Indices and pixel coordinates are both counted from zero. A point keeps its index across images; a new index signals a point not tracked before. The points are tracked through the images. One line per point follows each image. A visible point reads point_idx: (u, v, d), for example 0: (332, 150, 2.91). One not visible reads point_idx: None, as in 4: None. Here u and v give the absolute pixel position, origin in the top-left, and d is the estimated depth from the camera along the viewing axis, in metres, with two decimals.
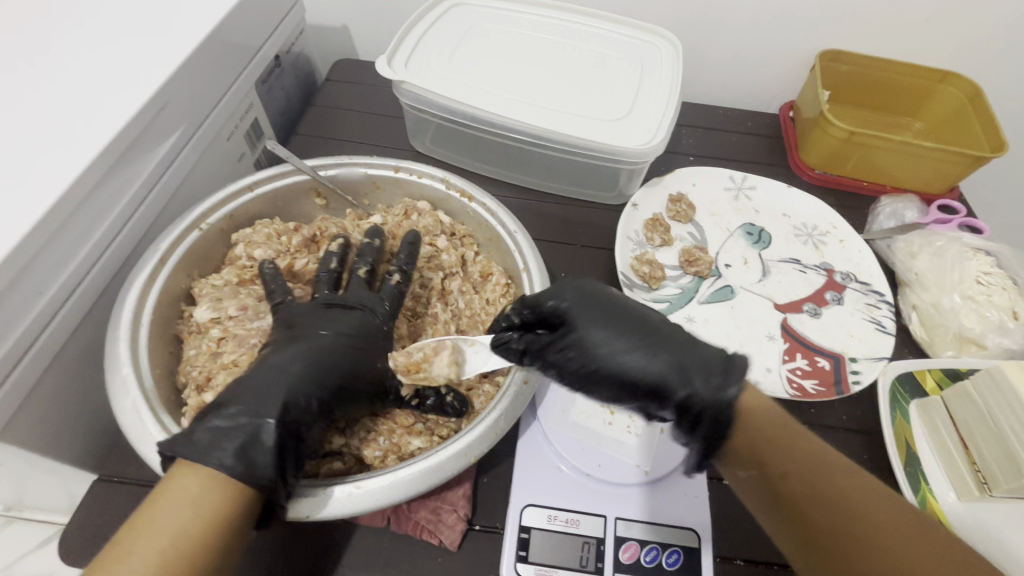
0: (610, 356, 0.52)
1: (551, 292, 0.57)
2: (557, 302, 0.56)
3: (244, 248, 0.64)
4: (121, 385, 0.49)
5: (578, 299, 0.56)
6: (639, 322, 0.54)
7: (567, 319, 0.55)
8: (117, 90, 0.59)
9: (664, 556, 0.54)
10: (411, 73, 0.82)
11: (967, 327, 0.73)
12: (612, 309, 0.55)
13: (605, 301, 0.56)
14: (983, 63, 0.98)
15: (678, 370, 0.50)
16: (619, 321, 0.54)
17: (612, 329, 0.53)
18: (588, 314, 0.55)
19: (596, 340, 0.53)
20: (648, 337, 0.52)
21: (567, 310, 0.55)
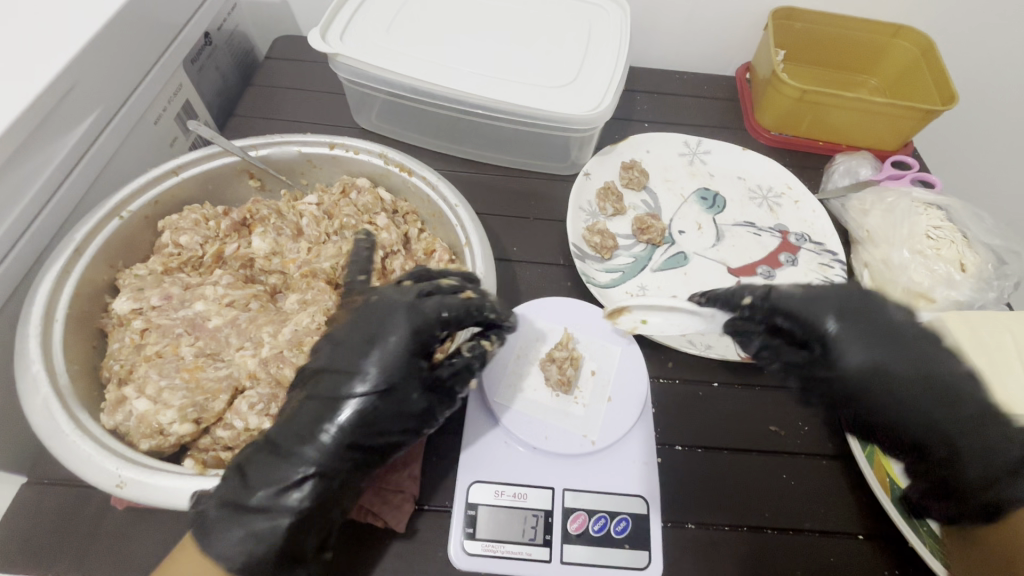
0: (883, 390, 0.48)
1: (806, 297, 0.51)
2: (819, 313, 0.51)
3: (169, 235, 0.61)
4: (31, 383, 0.46)
5: (837, 309, 0.50)
6: (901, 352, 0.49)
7: (847, 339, 0.49)
8: (14, 71, 0.54)
9: (612, 524, 0.54)
10: (347, 45, 0.79)
11: (917, 282, 0.73)
12: (876, 328, 0.50)
13: (876, 321, 0.50)
14: (936, 16, 0.97)
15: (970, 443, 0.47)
16: (896, 354, 0.49)
17: (901, 364, 0.49)
18: (872, 350, 0.49)
19: (868, 372, 0.49)
20: (923, 387, 0.48)
21: (839, 332, 0.50)
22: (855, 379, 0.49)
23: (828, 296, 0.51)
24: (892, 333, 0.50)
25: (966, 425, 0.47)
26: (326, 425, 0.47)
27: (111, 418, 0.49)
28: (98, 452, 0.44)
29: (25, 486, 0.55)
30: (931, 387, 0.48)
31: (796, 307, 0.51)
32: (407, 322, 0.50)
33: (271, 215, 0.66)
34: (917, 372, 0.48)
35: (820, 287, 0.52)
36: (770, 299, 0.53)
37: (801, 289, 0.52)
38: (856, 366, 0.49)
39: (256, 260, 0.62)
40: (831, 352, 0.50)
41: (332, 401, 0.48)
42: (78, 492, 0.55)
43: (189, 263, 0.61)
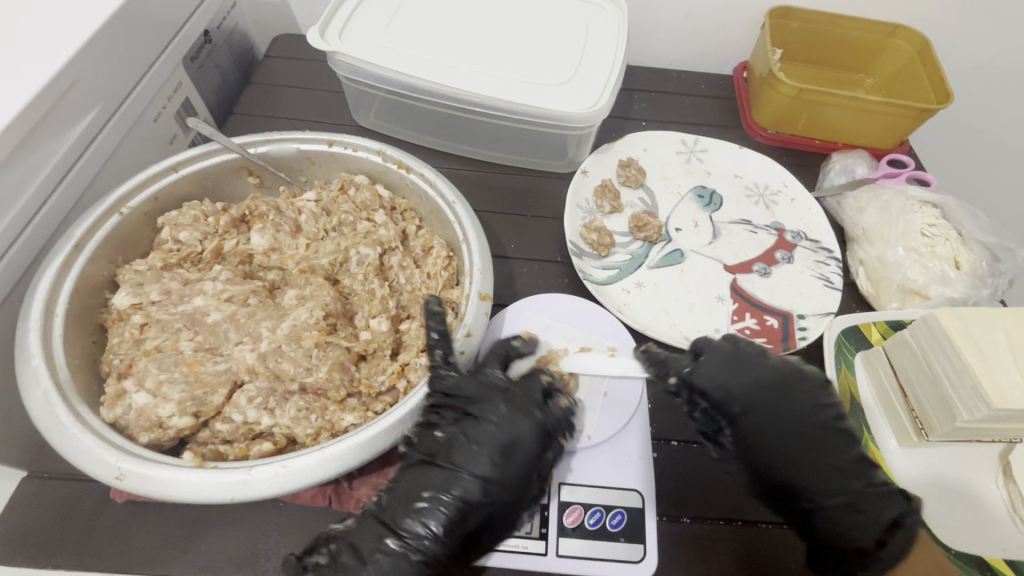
0: (768, 450, 0.55)
1: (717, 366, 0.58)
2: (720, 381, 0.57)
3: (168, 231, 0.61)
4: (32, 376, 0.47)
5: (742, 380, 0.57)
6: (795, 420, 0.55)
7: (746, 406, 0.56)
8: (13, 68, 0.55)
9: (608, 518, 0.54)
10: (346, 43, 0.79)
11: (911, 278, 0.73)
12: (771, 395, 0.56)
13: (777, 393, 0.56)
14: (933, 15, 0.97)
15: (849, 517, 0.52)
16: (789, 423, 0.55)
17: (794, 444, 0.55)
18: (769, 428, 0.55)
19: (759, 436, 0.55)
20: (813, 465, 0.54)
21: (746, 412, 0.56)
22: (748, 444, 0.56)
23: (727, 362, 0.58)
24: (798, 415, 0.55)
25: (844, 490, 0.53)
26: (426, 523, 0.47)
27: (111, 411, 0.49)
28: (97, 444, 0.45)
29: (26, 480, 0.55)
30: (815, 450, 0.54)
31: (699, 375, 0.57)
32: (532, 428, 0.51)
33: (270, 212, 0.66)
34: (806, 438, 0.55)
35: (737, 355, 0.59)
36: (691, 367, 0.57)
37: (716, 359, 0.58)
38: (754, 433, 0.55)
39: (255, 256, 0.63)
40: (735, 420, 0.56)
41: (427, 502, 0.48)
42: (78, 486, 0.55)
43: (189, 258, 0.61)
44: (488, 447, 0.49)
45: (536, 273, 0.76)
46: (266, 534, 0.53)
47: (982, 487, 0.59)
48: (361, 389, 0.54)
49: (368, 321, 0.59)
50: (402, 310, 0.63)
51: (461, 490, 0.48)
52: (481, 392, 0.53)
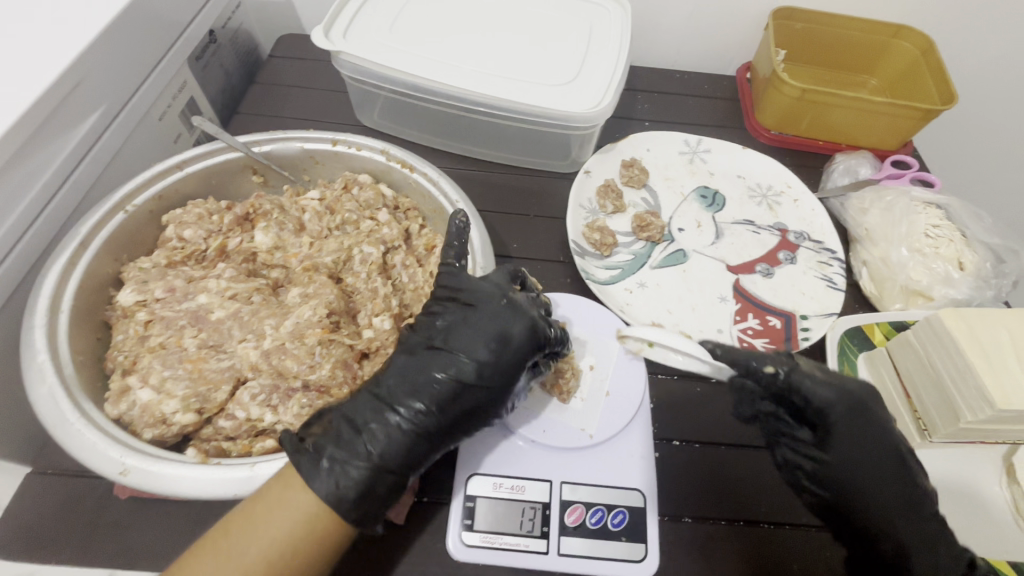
0: (860, 468, 0.52)
1: (821, 374, 0.54)
2: (825, 386, 0.53)
3: (173, 229, 0.61)
4: (37, 372, 0.47)
5: (845, 394, 0.53)
6: (880, 439, 0.53)
7: (846, 421, 0.53)
8: (20, 66, 0.55)
9: (609, 517, 0.54)
10: (350, 43, 0.79)
11: (914, 279, 0.73)
12: (865, 410, 0.53)
13: (867, 409, 0.54)
14: (937, 14, 0.97)
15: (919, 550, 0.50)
16: (873, 445, 0.53)
17: (879, 468, 0.53)
18: (858, 449, 0.53)
19: (851, 453, 0.53)
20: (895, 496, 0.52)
21: (845, 427, 0.53)
22: (841, 460, 0.53)
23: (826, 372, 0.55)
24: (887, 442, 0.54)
25: (925, 519, 0.51)
26: (423, 399, 0.50)
27: (115, 408, 0.49)
28: (102, 440, 0.45)
29: (29, 476, 0.56)
30: (897, 475, 0.52)
31: (801, 378, 0.53)
32: (527, 325, 0.53)
33: (274, 211, 0.66)
34: (886, 456, 0.53)
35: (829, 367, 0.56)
36: (791, 372, 0.53)
37: (813, 367, 0.55)
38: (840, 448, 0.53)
39: (258, 254, 0.63)
40: (829, 429, 0.53)
41: (427, 377, 0.51)
42: (82, 482, 0.56)
43: (193, 256, 0.62)
44: (498, 341, 0.52)
45: (538, 273, 0.76)
46: None
47: (986, 489, 0.59)
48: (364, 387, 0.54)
49: (371, 320, 0.59)
50: (405, 309, 0.64)
51: (456, 372, 0.51)
52: (470, 283, 0.55)
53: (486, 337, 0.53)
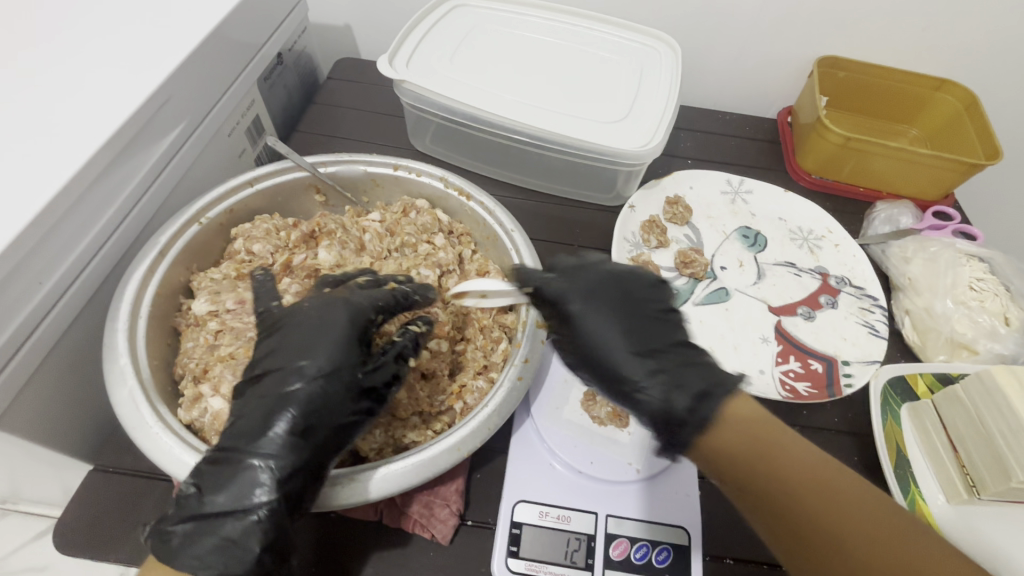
0: (611, 357, 0.51)
1: (605, 304, 0.53)
2: (579, 281, 0.55)
3: (242, 243, 0.65)
4: (119, 374, 0.49)
5: (622, 318, 0.52)
6: (644, 327, 0.52)
7: (596, 327, 0.52)
8: (121, 85, 0.59)
9: (654, 553, 0.54)
10: (412, 73, 0.83)
11: (959, 332, 0.74)
12: (642, 314, 0.53)
13: (623, 289, 0.54)
14: (980, 70, 0.99)
15: (654, 369, 0.49)
16: (631, 320, 0.52)
17: (616, 308, 0.53)
18: (587, 293, 0.54)
19: (588, 323, 0.53)
20: (625, 310, 0.53)
21: (581, 308, 0.53)
22: (578, 329, 0.53)
23: (608, 283, 0.54)
24: (626, 295, 0.54)
25: (697, 362, 0.50)
26: (297, 384, 0.46)
27: (188, 414, 0.51)
28: (180, 445, 0.47)
29: (92, 473, 0.58)
30: (633, 325, 0.52)
31: (558, 292, 0.54)
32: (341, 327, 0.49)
33: (337, 230, 0.69)
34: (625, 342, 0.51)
35: (602, 282, 0.55)
36: (581, 304, 0.53)
37: (582, 271, 0.56)
38: (630, 365, 0.50)
39: (321, 270, 0.65)
40: (566, 308, 0.54)
41: (276, 407, 0.46)
42: (144, 483, 0.57)
43: (259, 269, 0.64)
44: (315, 352, 0.47)
45: None
46: (322, 544, 0.54)
47: None
48: (424, 407, 0.57)
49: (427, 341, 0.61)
50: None
51: (296, 399, 0.46)
52: (324, 301, 0.51)
53: (304, 334, 0.49)
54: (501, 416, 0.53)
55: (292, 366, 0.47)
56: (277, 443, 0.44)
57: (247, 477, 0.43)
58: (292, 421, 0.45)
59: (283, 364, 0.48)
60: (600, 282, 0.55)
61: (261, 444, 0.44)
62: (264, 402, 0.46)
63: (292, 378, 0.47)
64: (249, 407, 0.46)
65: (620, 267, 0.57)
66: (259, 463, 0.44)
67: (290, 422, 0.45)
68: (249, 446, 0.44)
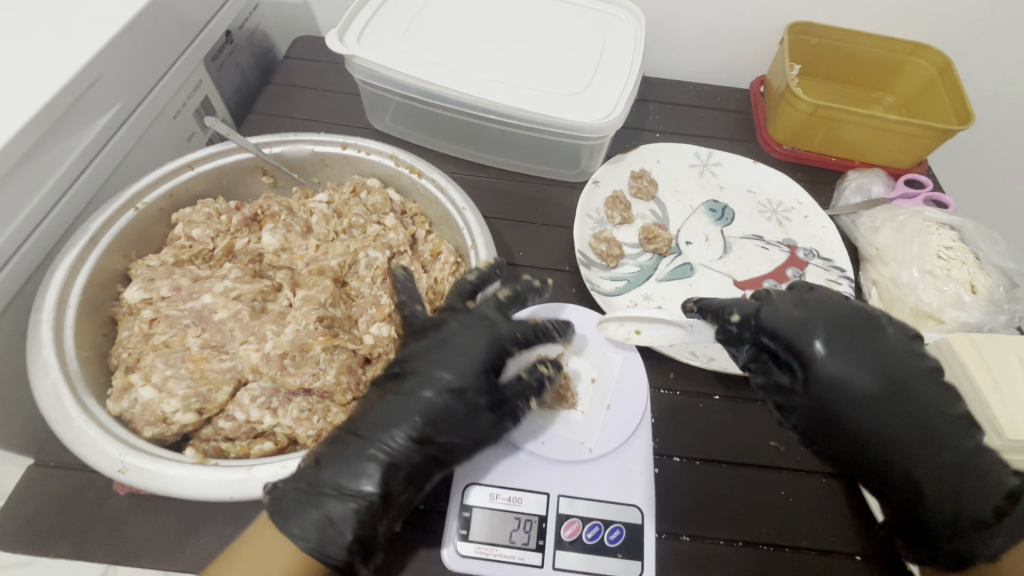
0: (855, 419, 0.51)
1: (834, 328, 0.52)
2: (815, 297, 0.55)
3: (181, 228, 0.62)
4: (42, 366, 0.48)
5: (860, 347, 0.52)
6: (899, 365, 0.52)
7: (860, 366, 0.51)
8: (41, 63, 0.56)
9: (606, 532, 0.54)
10: (364, 47, 0.80)
11: (925, 302, 0.72)
12: (919, 390, 0.51)
13: (876, 339, 0.52)
14: (957, 33, 0.96)
15: (959, 470, 0.49)
16: (882, 356, 0.52)
17: (856, 364, 0.51)
18: (853, 355, 0.51)
19: (847, 385, 0.51)
20: (912, 392, 0.51)
21: (824, 355, 0.52)
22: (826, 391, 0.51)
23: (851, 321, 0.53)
24: (874, 354, 0.52)
25: (957, 450, 0.49)
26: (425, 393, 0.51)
27: (117, 405, 0.50)
28: (102, 437, 0.46)
29: (29, 468, 0.56)
30: (938, 419, 0.50)
31: (795, 331, 0.53)
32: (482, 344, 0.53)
33: (282, 213, 0.66)
34: (914, 420, 0.50)
35: (861, 320, 0.53)
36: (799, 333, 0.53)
37: (863, 335, 0.53)
38: (919, 450, 0.49)
39: (265, 255, 0.63)
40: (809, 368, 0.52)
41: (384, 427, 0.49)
42: (83, 475, 0.56)
43: (200, 255, 0.62)
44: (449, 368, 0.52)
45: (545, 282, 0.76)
46: None
47: None
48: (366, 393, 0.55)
49: (372, 324, 0.59)
50: None
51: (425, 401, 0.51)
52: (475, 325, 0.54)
53: (464, 354, 0.53)
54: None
55: (412, 388, 0.51)
56: (378, 463, 0.48)
57: (356, 474, 0.47)
58: (415, 428, 0.49)
59: (417, 377, 0.52)
60: (861, 336, 0.53)
61: (342, 475, 0.47)
62: (389, 409, 0.51)
63: (425, 385, 0.51)
64: (378, 416, 0.50)
65: (872, 319, 0.54)
66: (326, 514, 0.45)
67: (409, 428, 0.49)
68: (337, 475, 0.47)
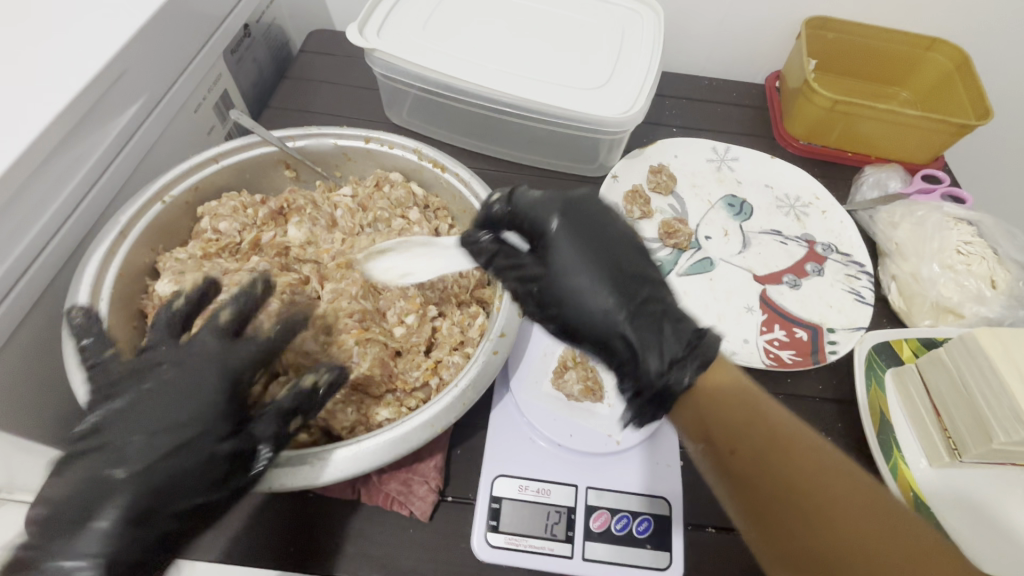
0: (585, 311, 0.48)
1: (567, 227, 0.50)
2: (552, 207, 0.51)
3: (208, 221, 0.63)
4: (78, 358, 0.48)
5: (595, 254, 0.49)
6: (619, 254, 0.50)
7: (606, 297, 0.48)
8: (70, 56, 0.56)
9: (634, 524, 0.54)
10: (384, 41, 0.79)
11: (945, 296, 0.73)
12: (630, 288, 0.48)
13: (600, 226, 0.51)
14: (975, 28, 0.95)
15: (658, 333, 0.47)
16: (603, 249, 0.49)
17: (588, 259, 0.49)
18: (580, 247, 0.49)
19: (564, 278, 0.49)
20: (625, 281, 0.49)
21: (556, 251, 0.49)
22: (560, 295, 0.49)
23: (572, 216, 0.50)
24: (605, 245, 0.50)
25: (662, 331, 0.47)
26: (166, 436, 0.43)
27: None
28: None
29: None
30: (640, 309, 0.48)
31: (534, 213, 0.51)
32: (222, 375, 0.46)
33: (308, 206, 0.67)
34: (638, 312, 0.48)
35: (587, 208, 0.52)
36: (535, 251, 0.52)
37: (567, 232, 0.50)
38: (641, 350, 0.47)
39: (291, 249, 0.64)
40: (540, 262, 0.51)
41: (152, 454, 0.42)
42: None
43: (227, 248, 0.63)
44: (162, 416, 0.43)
45: None
46: (296, 523, 0.53)
47: (1014, 507, 0.58)
48: (397, 385, 0.56)
49: (400, 319, 0.60)
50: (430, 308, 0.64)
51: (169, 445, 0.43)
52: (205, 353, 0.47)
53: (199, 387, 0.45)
54: (476, 391, 0.52)
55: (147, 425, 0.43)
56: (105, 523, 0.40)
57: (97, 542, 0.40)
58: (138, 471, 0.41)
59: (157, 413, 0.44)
60: (602, 220, 0.51)
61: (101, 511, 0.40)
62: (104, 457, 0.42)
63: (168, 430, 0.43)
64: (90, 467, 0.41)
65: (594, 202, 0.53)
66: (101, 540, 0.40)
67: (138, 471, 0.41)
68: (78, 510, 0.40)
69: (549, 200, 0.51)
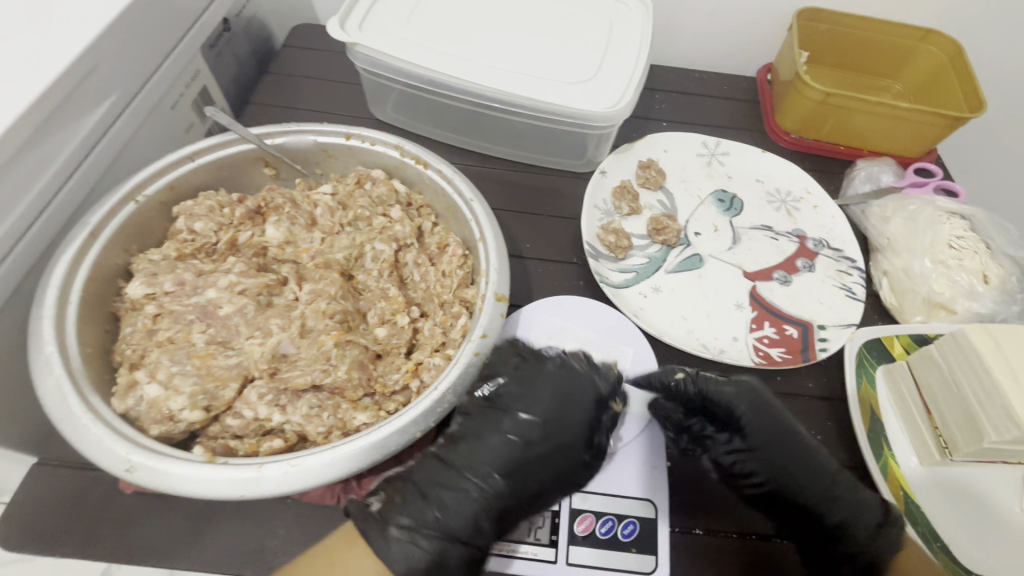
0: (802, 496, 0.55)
1: (762, 424, 0.58)
2: (735, 394, 0.59)
3: (184, 221, 0.61)
4: (45, 364, 0.47)
5: (795, 448, 0.57)
6: (806, 455, 0.57)
7: (782, 449, 0.56)
8: (35, 51, 0.54)
9: (619, 527, 0.54)
10: (366, 35, 0.78)
11: (937, 292, 0.72)
12: (816, 486, 0.55)
13: (770, 411, 0.58)
14: (969, 18, 0.94)
15: (832, 505, 0.55)
16: (801, 463, 0.56)
17: (788, 446, 0.57)
18: (778, 448, 0.57)
19: (774, 460, 0.56)
20: (810, 470, 0.56)
21: (754, 447, 0.57)
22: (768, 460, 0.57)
23: (758, 405, 0.59)
24: (788, 442, 0.57)
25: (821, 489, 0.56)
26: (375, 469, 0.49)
27: (122, 403, 0.49)
28: (112, 435, 0.45)
29: (34, 468, 0.55)
30: (826, 486, 0.56)
31: (732, 400, 0.58)
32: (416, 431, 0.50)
33: (286, 205, 0.66)
34: (820, 479, 0.56)
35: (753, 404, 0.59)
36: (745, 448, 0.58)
37: (754, 409, 0.58)
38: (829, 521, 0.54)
39: (270, 248, 0.62)
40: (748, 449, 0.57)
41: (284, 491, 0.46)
42: (88, 475, 0.55)
43: (203, 249, 0.61)
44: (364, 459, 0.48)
45: (553, 275, 0.75)
46: (274, 530, 0.52)
47: (1005, 505, 0.58)
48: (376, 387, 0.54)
49: (381, 320, 0.59)
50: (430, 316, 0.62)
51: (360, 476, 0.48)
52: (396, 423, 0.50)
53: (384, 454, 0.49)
54: (456, 393, 0.50)
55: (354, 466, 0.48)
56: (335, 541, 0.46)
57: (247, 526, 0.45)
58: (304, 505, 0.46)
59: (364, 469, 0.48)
60: (771, 410, 0.59)
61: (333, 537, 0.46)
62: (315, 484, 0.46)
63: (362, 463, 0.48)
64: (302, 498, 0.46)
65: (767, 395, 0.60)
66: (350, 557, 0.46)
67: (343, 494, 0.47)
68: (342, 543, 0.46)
69: (724, 390, 0.59)
